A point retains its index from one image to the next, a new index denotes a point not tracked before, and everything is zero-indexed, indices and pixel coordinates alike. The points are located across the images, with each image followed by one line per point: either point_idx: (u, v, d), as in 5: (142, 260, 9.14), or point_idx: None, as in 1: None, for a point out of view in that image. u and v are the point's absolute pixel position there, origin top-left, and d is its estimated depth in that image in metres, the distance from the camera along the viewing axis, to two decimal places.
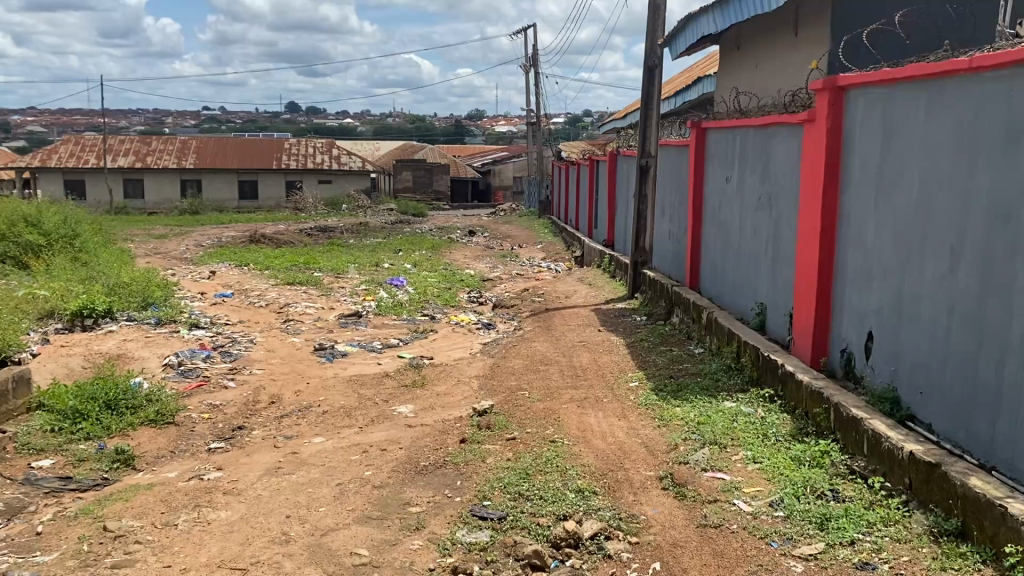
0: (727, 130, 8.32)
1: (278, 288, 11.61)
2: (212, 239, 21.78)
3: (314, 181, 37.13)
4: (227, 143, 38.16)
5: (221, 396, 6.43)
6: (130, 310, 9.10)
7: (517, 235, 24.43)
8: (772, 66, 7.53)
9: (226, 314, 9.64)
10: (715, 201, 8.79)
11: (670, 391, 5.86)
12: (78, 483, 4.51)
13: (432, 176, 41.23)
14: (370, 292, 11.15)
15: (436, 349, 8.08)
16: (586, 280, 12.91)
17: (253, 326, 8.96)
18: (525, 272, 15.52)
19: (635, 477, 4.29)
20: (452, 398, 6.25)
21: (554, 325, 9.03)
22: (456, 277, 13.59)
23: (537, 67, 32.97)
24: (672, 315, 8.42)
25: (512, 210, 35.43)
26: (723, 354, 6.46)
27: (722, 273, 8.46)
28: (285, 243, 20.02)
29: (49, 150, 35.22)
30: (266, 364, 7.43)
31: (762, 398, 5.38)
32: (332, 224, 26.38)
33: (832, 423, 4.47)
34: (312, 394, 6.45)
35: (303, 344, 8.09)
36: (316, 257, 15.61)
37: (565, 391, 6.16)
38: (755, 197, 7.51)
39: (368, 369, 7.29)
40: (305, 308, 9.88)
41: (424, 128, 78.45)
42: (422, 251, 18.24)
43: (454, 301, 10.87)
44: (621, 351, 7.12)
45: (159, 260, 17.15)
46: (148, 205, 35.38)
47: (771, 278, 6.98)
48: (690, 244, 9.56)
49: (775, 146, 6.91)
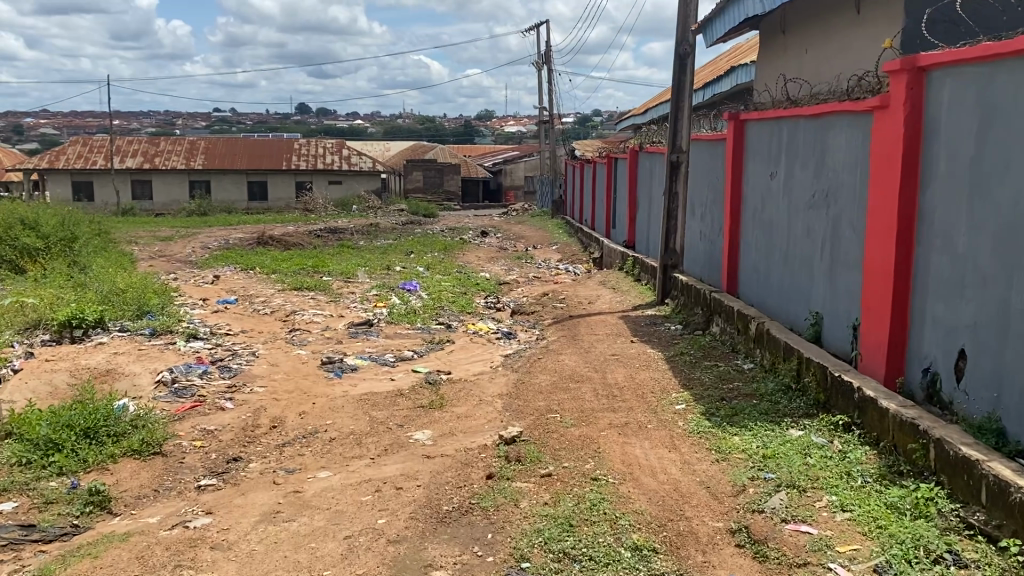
0: (773, 122, 7.61)
1: (285, 293, 10.94)
2: (219, 241, 21.19)
3: (323, 182, 36.53)
4: (236, 143, 37.61)
5: (217, 419, 5.76)
6: (123, 320, 8.45)
7: (531, 236, 23.73)
8: (827, 50, 6.84)
9: (227, 323, 8.97)
10: (759, 200, 8.08)
11: (725, 417, 5.16)
12: (41, 534, 3.84)
13: (442, 176, 40.59)
14: (381, 298, 10.47)
15: (454, 362, 7.38)
16: (609, 283, 12.19)
17: (256, 336, 8.28)
18: (542, 275, 14.80)
19: (702, 531, 3.59)
20: (475, 421, 5.55)
21: (581, 333, 8.35)
22: (472, 281, 12.89)
23: (549, 65, 32.25)
24: (712, 325, 7.73)
25: (524, 211, 34.76)
26: (780, 372, 5.76)
27: (767, 277, 7.76)
28: (293, 245, 19.36)
29: (56, 151, 34.76)
30: (268, 380, 6.76)
31: (834, 427, 4.68)
32: (342, 225, 25.78)
33: (933, 463, 3.76)
34: (318, 417, 5.76)
35: (309, 357, 7.41)
36: (324, 260, 14.95)
37: (603, 414, 5.46)
38: (808, 195, 6.81)
39: (380, 386, 6.60)
40: (312, 316, 9.20)
41: (433, 129, 77.75)
42: (435, 253, 17.56)
43: (471, 307, 10.17)
44: (661, 366, 6.43)
45: (163, 263, 16.53)
46: (156, 206, 34.89)
47: (829, 285, 6.28)
48: (728, 246, 8.86)
49: (833, 138, 6.21)
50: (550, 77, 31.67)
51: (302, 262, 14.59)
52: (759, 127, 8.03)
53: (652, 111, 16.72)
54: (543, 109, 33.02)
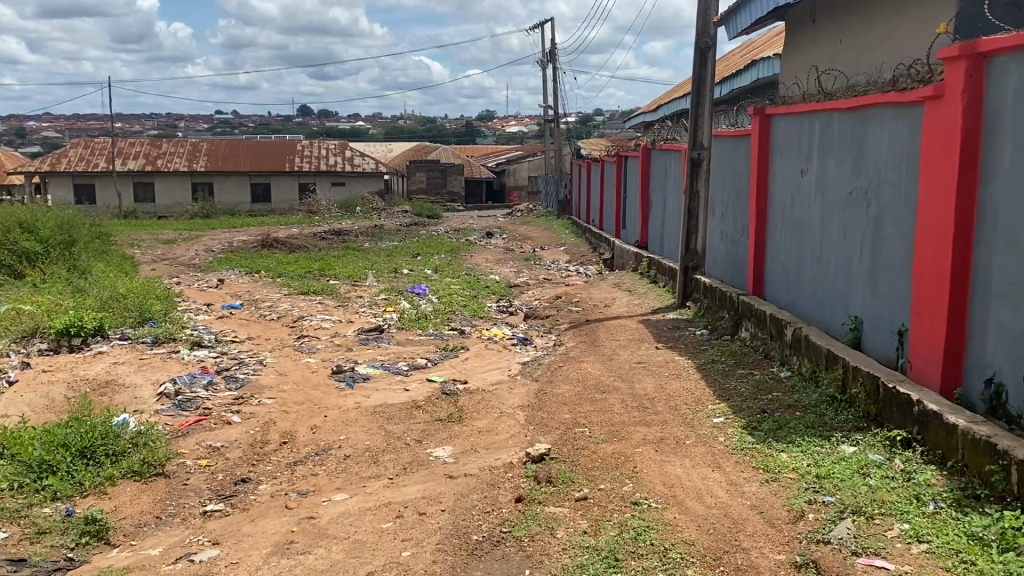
0: (804, 116, 7.24)
1: (291, 298, 10.59)
2: (223, 244, 20.88)
3: (326, 183, 36.19)
4: (239, 145, 37.30)
5: (223, 434, 5.40)
6: (124, 328, 8.10)
7: (538, 237, 23.36)
8: (866, 39, 6.47)
9: (232, 330, 8.62)
10: (788, 198, 7.73)
11: (769, 432, 4.80)
12: (33, 570, 3.49)
13: (446, 176, 40.26)
14: (391, 302, 10.12)
15: (471, 371, 7.02)
16: (624, 285, 11.83)
17: (263, 344, 7.93)
18: (554, 277, 14.45)
19: (763, 565, 3.24)
20: (498, 436, 5.18)
21: (602, 339, 7.99)
22: (483, 283, 12.54)
23: (554, 63, 31.88)
24: (740, 330, 7.38)
25: (529, 211, 34.40)
26: (823, 381, 5.40)
27: (799, 279, 7.41)
28: (298, 247, 19.03)
29: (58, 154, 34.48)
30: (276, 391, 6.40)
31: (891, 444, 4.32)
32: (347, 227, 25.45)
33: (1015, 488, 3.40)
34: (330, 431, 5.40)
35: (319, 366, 7.04)
36: (330, 263, 14.60)
37: (635, 428, 5.10)
38: (844, 192, 6.44)
39: (394, 398, 6.23)
40: (320, 323, 8.84)
41: (436, 129, 77.43)
42: (443, 254, 17.21)
43: (484, 311, 9.81)
44: (692, 376, 6.08)
45: (166, 267, 16.20)
46: (159, 209, 34.60)
47: (871, 288, 5.92)
48: (753, 247, 8.51)
49: (875, 132, 5.85)
50: (555, 75, 31.29)
51: (307, 265, 14.24)
52: (788, 122, 7.66)
53: (664, 108, 16.33)
54: (548, 109, 32.63)
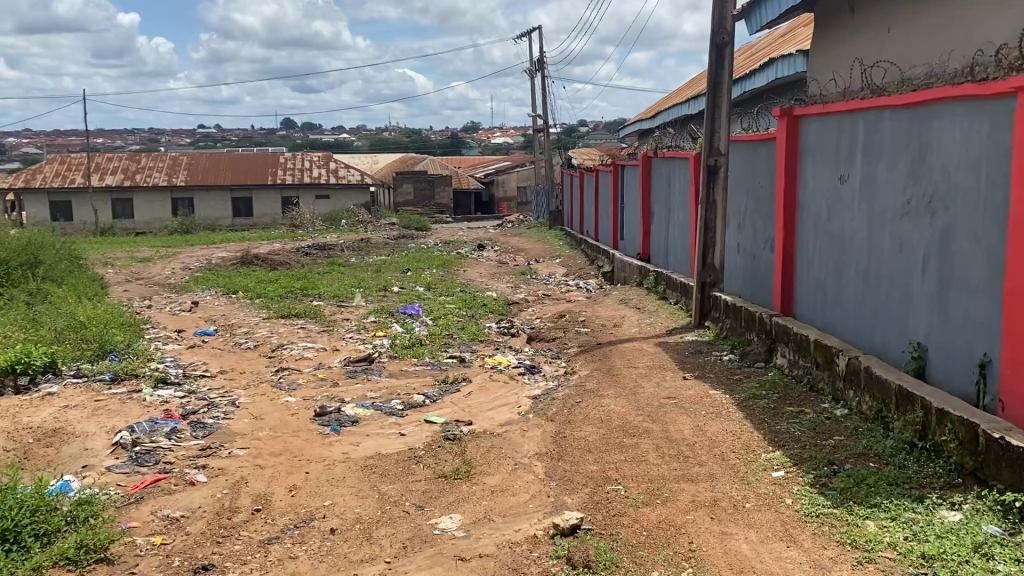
0: (842, 116, 6.47)
1: (270, 323, 9.68)
2: (202, 261, 19.93)
3: (310, 196, 35.22)
4: (219, 158, 36.32)
5: (183, 500, 4.51)
6: (79, 363, 7.19)
7: (531, 249, 22.52)
8: (921, 26, 5.70)
9: (203, 362, 7.72)
10: (824, 207, 6.94)
11: (845, 491, 3.97)
12: None
13: (433, 188, 39.42)
14: (381, 325, 9.25)
15: (475, 409, 6.15)
16: (631, 302, 11.02)
17: (237, 379, 7.04)
18: (553, 293, 13.61)
19: None
20: (515, 498, 4.32)
21: (618, 366, 7.16)
22: (478, 301, 11.69)
23: (544, 71, 31.17)
24: (776, 356, 6.55)
25: (519, 222, 33.57)
26: (895, 425, 4.58)
27: (840, 299, 6.61)
28: (280, 264, 18.10)
29: (32, 169, 33.40)
30: (249, 440, 5.51)
31: (1007, 513, 3.49)
32: (332, 241, 24.53)
33: None
34: (313, 494, 4.53)
35: (300, 407, 6.16)
36: (314, 281, 13.70)
37: (680, 488, 4.25)
38: (899, 200, 5.65)
39: (388, 446, 5.35)
40: (302, 353, 7.95)
41: (420, 141, 76.63)
42: (433, 269, 16.35)
43: (483, 335, 8.95)
44: (734, 414, 5.25)
45: (140, 288, 15.25)
46: (138, 224, 33.53)
47: (940, 311, 5.12)
48: (781, 262, 7.70)
49: (942, 131, 5.05)
50: (543, 84, 30.56)
51: (289, 284, 13.33)
52: (821, 122, 6.88)
53: (661, 115, 15.57)
54: (537, 117, 31.86)
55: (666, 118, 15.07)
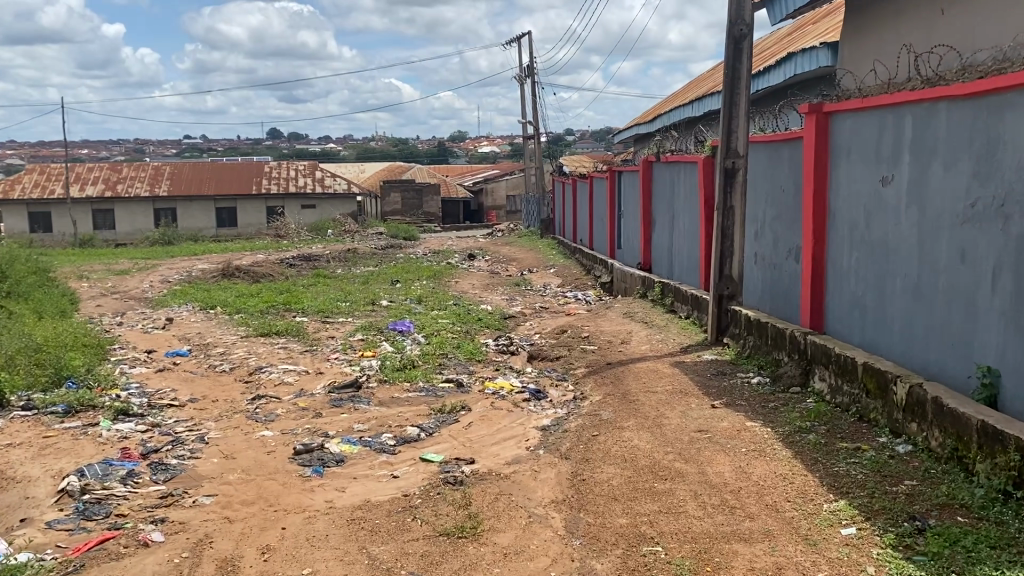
0: (885, 111, 5.79)
1: (249, 342, 8.91)
2: (182, 274, 19.11)
3: (296, 206, 34.44)
4: (203, 168, 35.49)
5: (133, 567, 3.74)
6: (30, 393, 6.40)
7: (524, 259, 21.78)
8: (994, 4, 5.02)
9: (171, 389, 6.94)
10: (862, 213, 6.25)
11: (937, 556, 3.24)
12: None
13: (421, 197, 38.67)
14: (369, 345, 8.50)
15: (478, 444, 5.41)
16: (637, 316, 10.32)
17: (209, 410, 6.27)
18: (550, 305, 12.89)
19: None
20: (533, 564, 3.58)
21: (634, 391, 6.45)
22: (472, 315, 10.95)
23: (533, 77, 30.50)
24: (815, 380, 5.84)
25: (510, 231, 32.81)
26: (979, 468, 3.87)
27: (885, 315, 5.92)
28: (263, 276, 17.31)
29: (10, 180, 32.50)
30: (217, 485, 4.75)
31: None
32: (318, 252, 23.76)
33: None
34: (290, 558, 3.78)
35: (278, 444, 5.40)
36: (298, 296, 12.92)
37: (733, 552, 3.52)
38: (960, 203, 4.97)
39: (379, 492, 4.60)
40: (281, 378, 7.18)
41: (407, 151, 76.00)
42: (424, 281, 15.60)
43: (481, 354, 8.20)
44: (780, 453, 4.54)
45: (114, 303, 14.44)
46: (119, 235, 32.66)
47: (1016, 331, 4.42)
48: (811, 274, 7.01)
49: (1016, 122, 4.38)
50: (534, 89, 29.91)
51: (271, 298, 12.55)
52: (859, 119, 6.21)
53: (661, 118, 14.86)
54: (528, 124, 31.17)
55: (666, 122, 14.38)
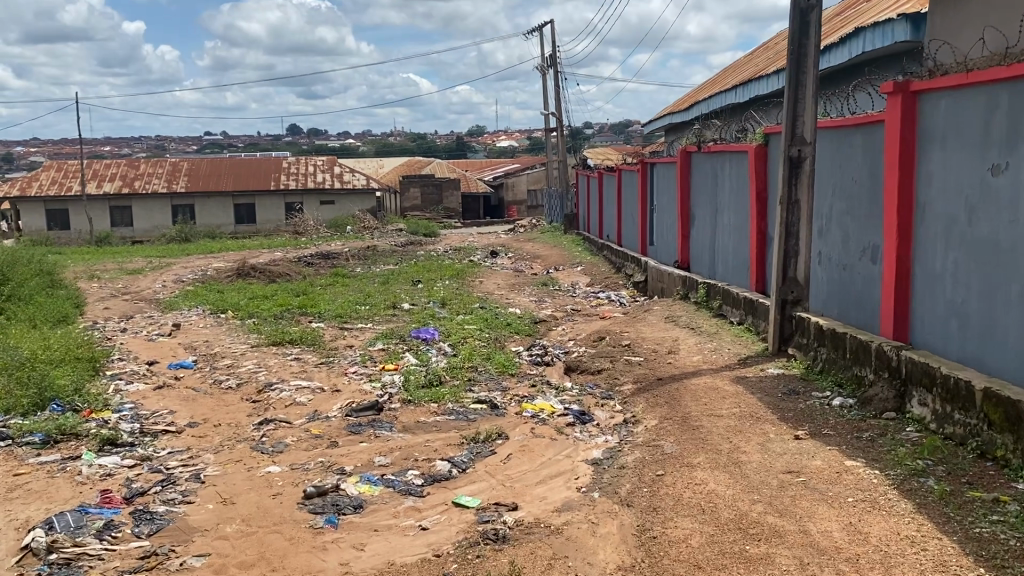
0: (998, 86, 4.90)
1: (259, 353, 8.13)
2: (197, 274, 18.42)
3: (315, 202, 33.77)
4: (220, 163, 34.88)
5: None
6: (7, 418, 5.63)
7: (549, 256, 20.94)
8: None
9: (169, 411, 6.15)
10: (962, 207, 5.36)
11: None
12: None
13: (440, 192, 37.88)
14: (390, 356, 7.70)
15: (521, 484, 4.58)
16: (681, 319, 9.46)
17: (209, 439, 5.47)
18: (582, 307, 12.05)
19: None
20: None
21: (696, 414, 5.61)
22: (501, 319, 10.12)
23: (556, 68, 29.59)
24: (916, 405, 4.97)
25: (532, 226, 31.91)
26: None
27: (994, 326, 5.03)
28: (279, 276, 16.56)
29: (27, 177, 31.99)
30: (211, 541, 3.94)
31: None
32: (337, 249, 23.02)
33: None
34: None
35: (286, 484, 4.59)
36: (314, 298, 12.14)
37: None
38: None
39: (404, 552, 3.78)
40: (292, 397, 6.37)
41: (425, 146, 75.29)
42: (446, 281, 14.78)
43: (514, 367, 7.36)
44: (899, 507, 3.68)
45: (123, 306, 13.74)
46: (137, 233, 32.11)
47: None
48: (894, 277, 6.12)
49: None
50: (557, 79, 28.94)
51: (286, 301, 11.77)
52: (959, 97, 5.30)
53: (697, 106, 13.94)
54: (551, 116, 30.26)
55: (705, 110, 13.46)
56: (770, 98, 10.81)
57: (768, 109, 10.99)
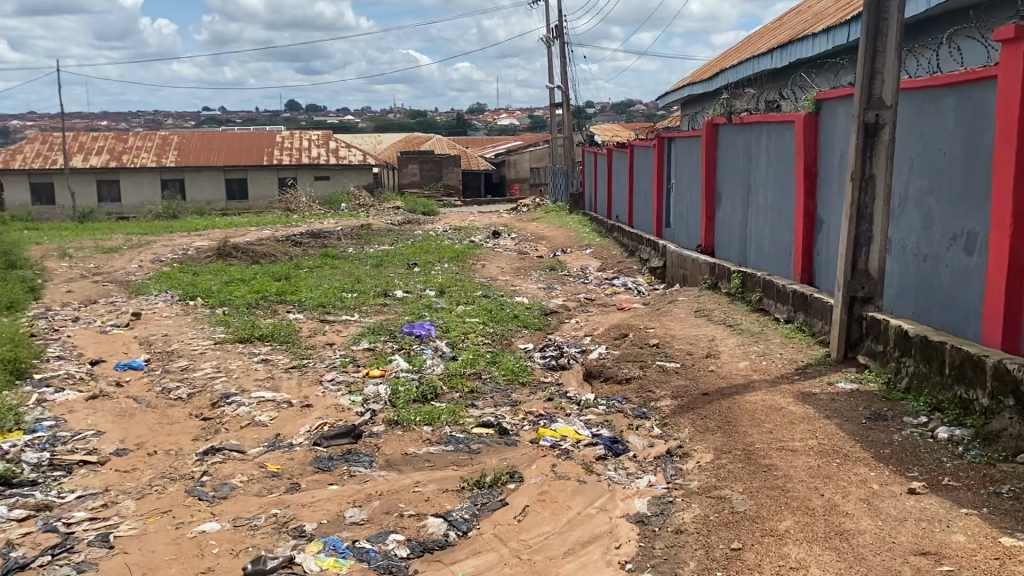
0: None
1: (223, 352, 6.89)
2: (178, 253, 17.15)
3: (309, 178, 32.36)
4: (211, 137, 33.48)
5: None
6: None
7: (554, 236, 19.69)
8: None
9: (97, 432, 4.92)
10: None
11: None
12: None
13: (440, 169, 36.55)
14: (377, 358, 6.46)
15: (544, 559, 3.34)
16: (715, 314, 8.22)
17: (137, 476, 4.24)
18: (595, 295, 10.81)
19: None
20: None
21: (761, 447, 4.38)
22: (507, 310, 8.88)
23: (561, 39, 28.16)
24: None
25: (535, 205, 30.59)
26: None
27: None
28: (265, 256, 15.29)
29: (11, 149, 30.63)
30: None
31: None
32: (330, 228, 21.74)
33: None
34: None
35: (224, 554, 3.34)
36: (297, 283, 10.87)
37: None
38: None
39: None
40: (250, 415, 5.13)
41: (424, 123, 73.73)
42: (445, 264, 13.52)
43: (525, 374, 6.13)
44: None
45: (91, 289, 12.49)
46: (125, 208, 30.80)
47: None
48: (1005, 273, 4.87)
49: None
50: (562, 51, 27.51)
51: (265, 286, 10.50)
52: None
53: (723, 74, 12.63)
54: (556, 90, 28.78)
55: (732, 78, 12.16)
56: (815, 61, 9.52)
57: (811, 74, 9.71)
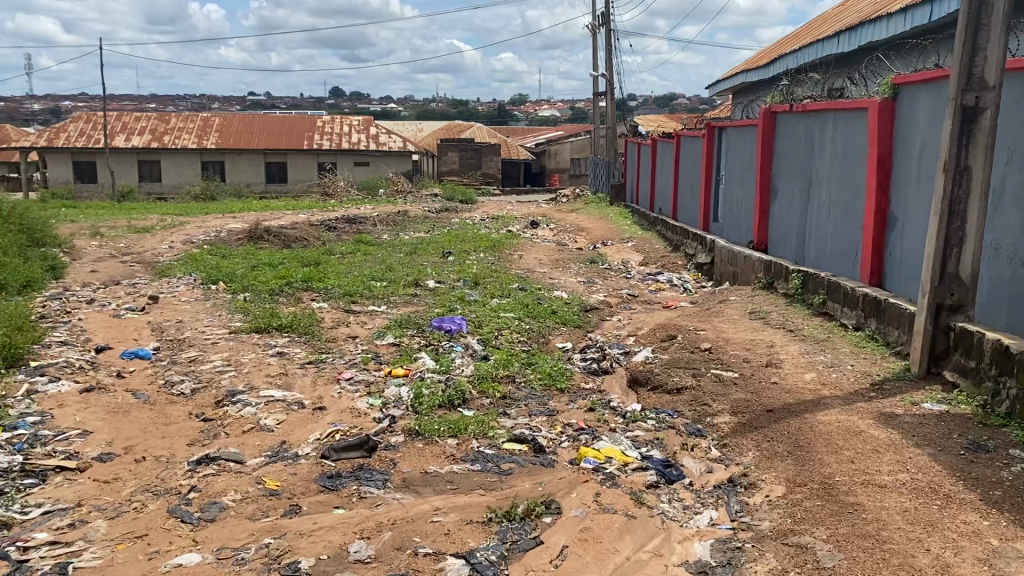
0: None
1: (237, 342, 6.35)
2: (211, 235, 16.75)
3: (348, 163, 31.98)
4: (251, 119, 33.24)
5: None
6: None
7: (595, 228, 19.00)
8: None
9: (84, 431, 4.40)
10: None
11: None
12: None
13: (479, 157, 35.94)
14: (400, 355, 5.87)
15: None
16: (772, 317, 7.51)
17: (117, 487, 3.69)
18: (639, 291, 10.14)
19: None
20: None
21: (843, 480, 3.71)
22: (546, 305, 8.25)
23: (608, 25, 27.34)
24: None
25: (575, 196, 29.89)
26: None
27: None
28: (298, 241, 14.82)
29: (55, 127, 30.65)
30: None
31: None
32: (365, 213, 21.25)
33: None
34: None
35: None
36: (326, 270, 10.33)
37: None
38: None
39: None
40: (255, 417, 4.58)
41: (464, 112, 73.12)
42: (481, 254, 12.92)
43: (564, 378, 5.50)
44: None
45: (118, 269, 12.09)
46: (164, 189, 30.68)
47: None
48: None
49: None
50: (609, 39, 26.70)
51: (291, 272, 9.98)
52: None
53: (783, 59, 11.83)
54: (601, 78, 27.99)
55: (792, 64, 11.36)
56: (889, 44, 8.72)
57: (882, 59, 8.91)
